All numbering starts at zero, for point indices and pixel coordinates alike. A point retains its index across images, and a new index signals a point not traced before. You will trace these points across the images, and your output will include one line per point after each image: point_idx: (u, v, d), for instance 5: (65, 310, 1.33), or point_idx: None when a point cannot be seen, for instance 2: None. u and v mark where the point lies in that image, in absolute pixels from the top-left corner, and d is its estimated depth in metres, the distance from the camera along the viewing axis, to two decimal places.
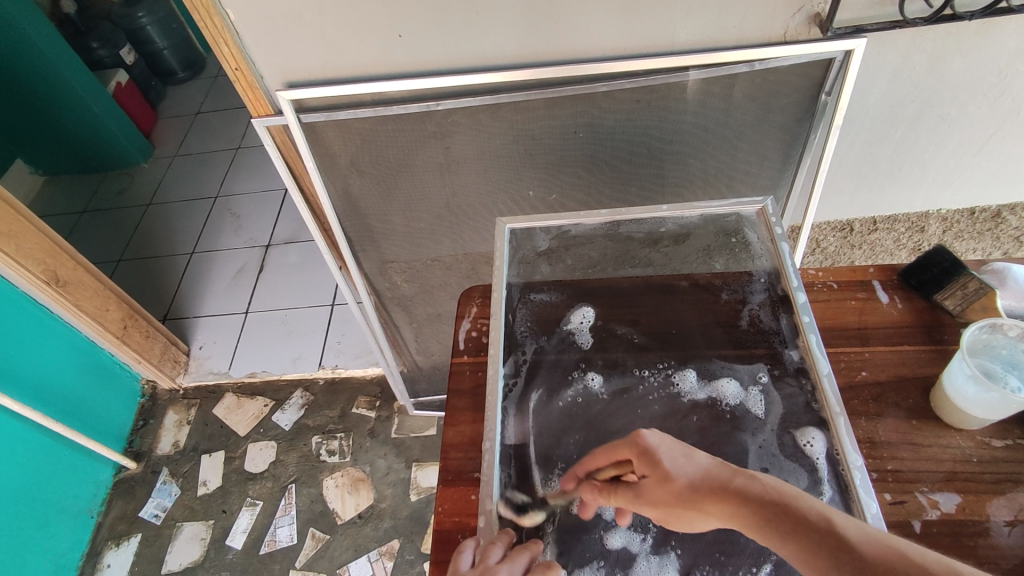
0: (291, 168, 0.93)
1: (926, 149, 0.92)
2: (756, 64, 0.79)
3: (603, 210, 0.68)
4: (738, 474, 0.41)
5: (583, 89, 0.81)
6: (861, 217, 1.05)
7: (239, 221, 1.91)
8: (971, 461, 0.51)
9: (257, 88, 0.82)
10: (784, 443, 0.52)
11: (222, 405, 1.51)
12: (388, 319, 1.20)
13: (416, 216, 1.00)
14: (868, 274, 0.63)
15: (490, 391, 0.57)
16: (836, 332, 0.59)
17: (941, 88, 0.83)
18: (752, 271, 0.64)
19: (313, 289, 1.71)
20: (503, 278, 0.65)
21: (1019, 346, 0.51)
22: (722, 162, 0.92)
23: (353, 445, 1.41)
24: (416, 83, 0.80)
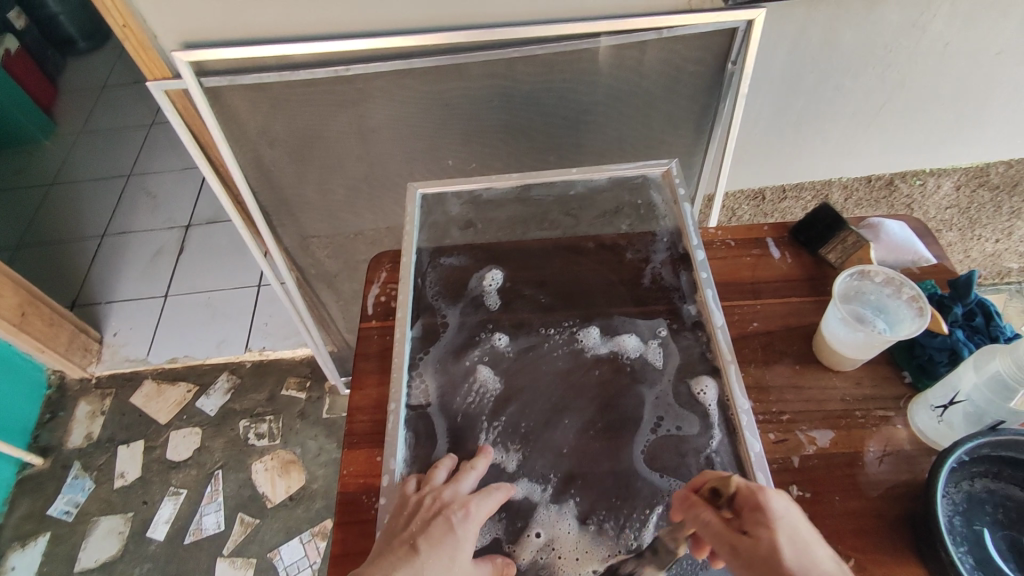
0: (196, 136, 0.88)
1: (825, 120, 0.97)
2: (665, 32, 0.80)
3: (513, 174, 0.69)
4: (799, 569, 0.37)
5: (497, 54, 0.80)
6: (771, 186, 1.10)
7: (155, 201, 1.80)
8: (846, 400, 0.55)
9: (150, 49, 0.77)
10: (678, 391, 0.54)
11: (141, 393, 1.44)
12: (313, 295, 1.17)
13: (334, 187, 0.98)
14: (762, 231, 0.67)
15: (396, 356, 0.58)
16: (731, 286, 0.62)
17: (837, 60, 0.87)
18: (655, 231, 0.66)
19: (238, 270, 1.64)
20: (412, 242, 0.65)
21: (885, 291, 0.56)
22: (637, 131, 0.94)
23: (282, 428, 1.37)
24: (321, 46, 0.77)
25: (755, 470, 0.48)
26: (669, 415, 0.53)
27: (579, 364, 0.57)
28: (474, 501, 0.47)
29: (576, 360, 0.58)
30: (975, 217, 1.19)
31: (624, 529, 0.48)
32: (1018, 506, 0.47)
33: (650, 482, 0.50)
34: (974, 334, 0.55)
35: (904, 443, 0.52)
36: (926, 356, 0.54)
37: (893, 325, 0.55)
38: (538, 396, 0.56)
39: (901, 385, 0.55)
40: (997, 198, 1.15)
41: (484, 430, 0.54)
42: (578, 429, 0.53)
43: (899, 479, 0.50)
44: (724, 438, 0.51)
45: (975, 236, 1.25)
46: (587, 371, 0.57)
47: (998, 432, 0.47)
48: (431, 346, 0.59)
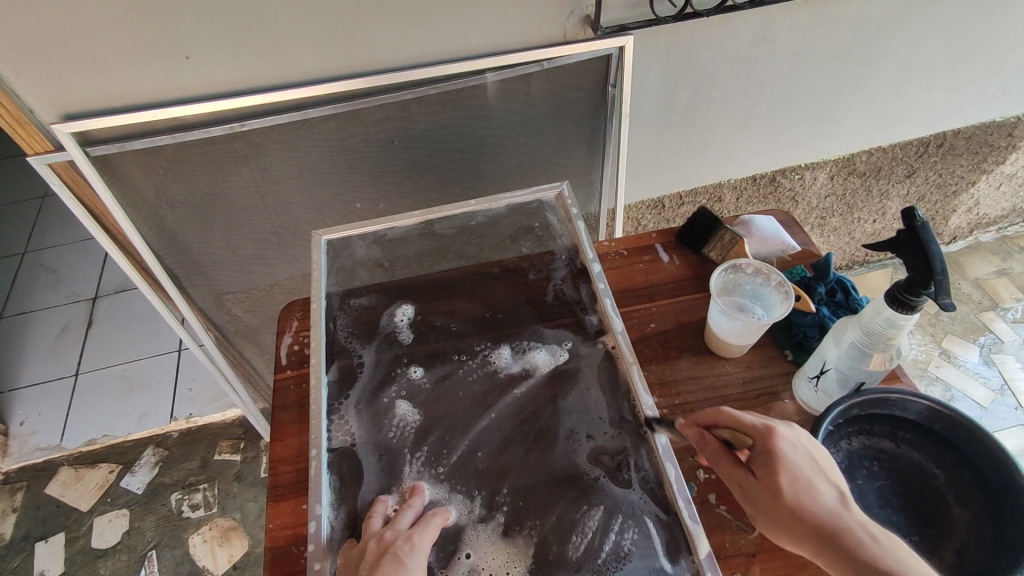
0: (88, 206, 0.86)
1: (705, 129, 1.06)
2: (545, 63, 0.86)
3: (415, 211, 0.71)
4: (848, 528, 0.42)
5: (389, 98, 0.84)
6: (667, 195, 1.18)
7: (56, 276, 1.71)
8: (739, 384, 0.60)
9: (27, 124, 0.75)
10: (588, 397, 0.58)
11: (57, 482, 1.34)
12: (235, 352, 1.15)
13: (244, 241, 0.97)
14: (651, 239, 0.72)
15: (314, 402, 0.58)
16: (627, 292, 0.67)
17: (704, 75, 0.96)
18: (554, 250, 0.70)
19: (155, 336, 1.58)
20: (319, 288, 0.65)
21: (758, 280, 0.62)
22: (534, 156, 0.99)
23: (218, 494, 1.31)
24: (211, 104, 0.78)
25: (663, 460, 0.52)
26: (581, 422, 0.56)
27: (493, 385, 0.60)
28: (415, 533, 0.48)
29: (491, 382, 0.60)
30: (851, 201, 1.33)
31: (549, 538, 0.50)
32: (889, 456, 0.54)
33: (573, 488, 0.52)
34: (838, 308, 0.62)
35: (792, 415, 0.57)
36: (802, 333, 0.61)
37: (768, 308, 0.61)
38: (456, 421, 0.57)
39: (784, 363, 0.61)
40: (866, 183, 1.29)
41: (408, 461, 0.55)
42: (497, 448, 0.55)
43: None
44: (633, 435, 0.55)
45: (854, 219, 1.38)
46: (502, 390, 0.59)
47: (861, 393, 0.53)
48: (348, 387, 0.60)
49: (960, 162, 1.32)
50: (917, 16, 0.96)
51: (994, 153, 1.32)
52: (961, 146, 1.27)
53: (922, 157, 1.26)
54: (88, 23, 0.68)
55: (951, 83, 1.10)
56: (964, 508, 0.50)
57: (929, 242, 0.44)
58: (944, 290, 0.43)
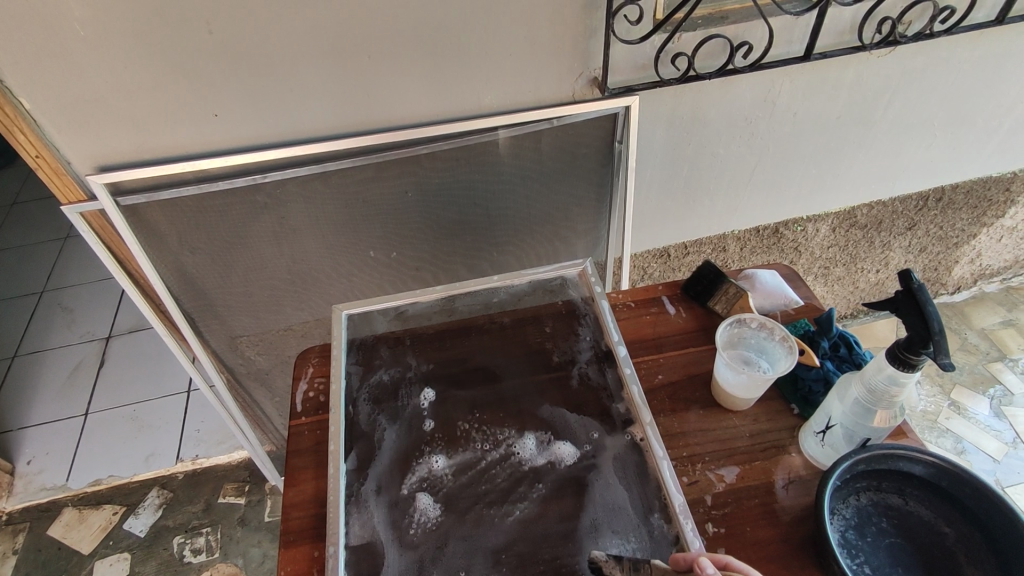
0: (113, 252, 0.89)
1: (709, 183, 1.10)
2: (555, 121, 0.91)
3: (436, 287, 0.72)
4: None
5: (406, 152, 0.88)
6: (673, 245, 1.21)
7: (73, 315, 1.74)
8: (747, 436, 0.61)
9: (63, 174, 0.79)
10: (618, 493, 0.54)
11: (59, 523, 1.34)
12: (245, 394, 1.16)
13: (260, 287, 1.00)
14: (658, 291, 0.74)
15: (329, 493, 0.55)
16: (635, 344, 0.69)
17: (707, 132, 1.00)
18: (579, 331, 0.68)
19: (165, 377, 1.59)
20: (339, 368, 0.65)
21: (762, 334, 0.64)
22: (543, 208, 1.02)
23: (221, 539, 1.30)
24: (237, 157, 0.82)
25: (680, 517, 0.52)
26: (611, 523, 0.53)
27: (517, 479, 0.57)
28: None
29: (515, 476, 0.57)
30: (854, 252, 1.35)
31: None
32: (898, 512, 0.54)
33: None
34: (842, 362, 0.64)
35: (800, 469, 0.58)
36: (807, 387, 0.62)
37: (773, 363, 0.63)
38: (478, 521, 0.54)
39: (790, 416, 0.62)
40: (868, 234, 1.32)
41: (429, 564, 0.51)
42: (524, 550, 0.52)
43: (800, 504, 0.55)
44: (668, 540, 0.51)
45: (858, 270, 1.40)
46: (528, 485, 0.56)
47: (867, 449, 0.54)
48: (365, 476, 0.57)
49: (960, 216, 1.34)
50: (911, 79, 1.00)
51: (993, 207, 1.35)
52: (960, 200, 1.30)
53: (922, 211, 1.29)
54: (128, 83, 0.73)
55: (947, 141, 1.14)
56: (977, 568, 0.50)
57: (926, 304, 0.46)
58: (942, 350, 0.45)
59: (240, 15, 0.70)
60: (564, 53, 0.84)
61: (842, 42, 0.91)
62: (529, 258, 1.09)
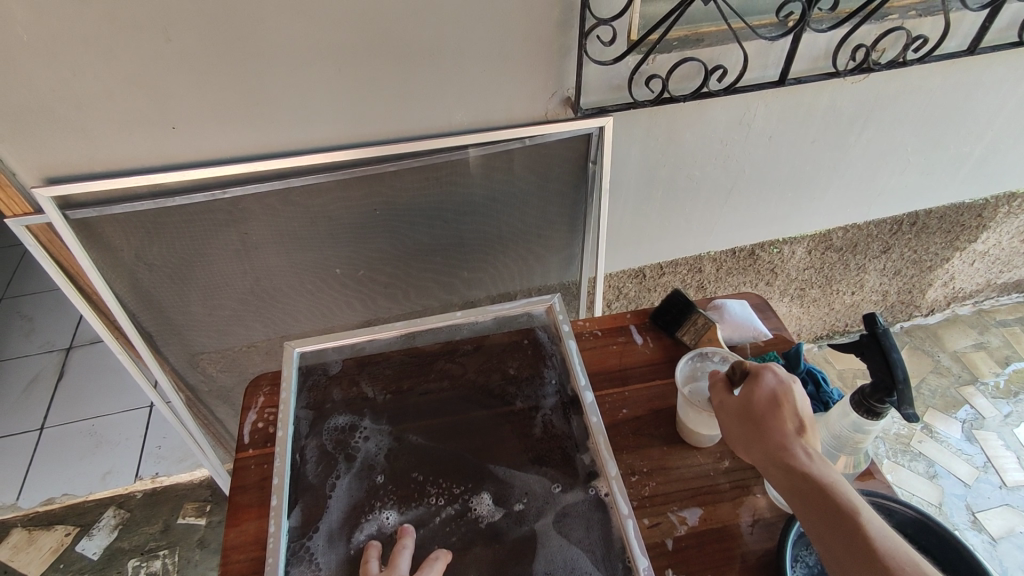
0: (63, 267, 0.85)
1: (684, 204, 1.09)
2: (527, 140, 0.89)
3: (396, 323, 0.68)
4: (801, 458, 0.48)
5: (373, 169, 0.86)
6: (649, 265, 1.19)
7: (31, 325, 1.68)
8: (710, 476, 0.59)
9: (8, 186, 0.76)
10: (578, 556, 0.52)
11: (7, 545, 1.28)
12: (205, 412, 1.12)
13: (219, 304, 0.96)
14: (626, 319, 0.72)
15: (270, 556, 0.52)
16: (600, 375, 0.67)
17: (683, 155, 0.99)
18: (544, 373, 0.66)
19: (126, 390, 1.54)
20: (288, 413, 0.61)
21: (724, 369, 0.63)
22: (516, 227, 1.00)
23: (179, 562, 1.25)
24: (195, 172, 0.79)
25: None
26: None
27: (472, 541, 0.53)
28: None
29: (471, 535, 0.54)
30: (829, 274, 1.35)
31: None
32: None
33: None
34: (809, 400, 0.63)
35: (765, 510, 0.56)
36: None
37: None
38: None
39: None
40: (843, 257, 1.32)
41: None
42: None
43: (762, 548, 0.54)
44: None
45: (833, 291, 1.40)
46: (483, 547, 0.53)
47: None
48: (311, 534, 0.54)
49: (933, 240, 1.35)
50: (886, 105, 1.01)
51: (966, 232, 1.36)
52: (934, 225, 1.31)
53: (896, 235, 1.30)
54: (79, 93, 0.70)
55: (921, 167, 1.15)
56: None
57: (892, 351, 0.47)
58: (906, 400, 0.46)
59: (198, 26, 0.68)
60: (537, 71, 0.83)
61: (817, 68, 0.91)
62: (502, 277, 1.07)
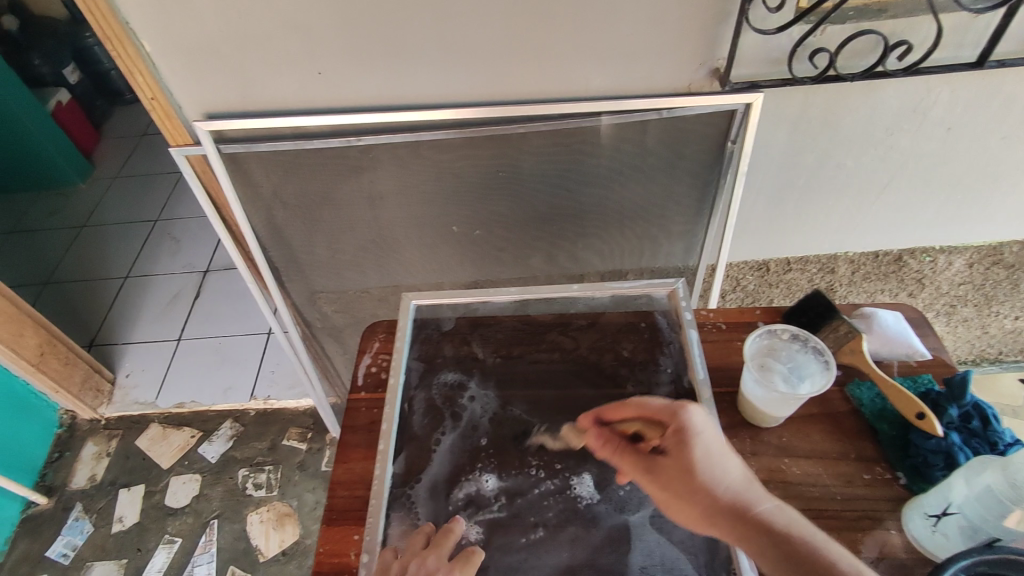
0: (212, 197, 0.93)
1: (828, 197, 0.98)
2: (664, 112, 0.83)
3: (512, 288, 0.68)
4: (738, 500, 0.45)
5: (502, 130, 0.84)
6: (775, 259, 1.10)
7: (178, 245, 1.87)
8: (837, 501, 0.53)
9: (174, 118, 0.82)
10: (677, 555, 0.51)
11: (146, 436, 1.46)
12: (317, 348, 1.19)
13: (341, 248, 1.00)
14: (754, 316, 0.66)
15: (374, 497, 0.54)
16: (720, 373, 0.62)
17: (837, 141, 0.89)
18: (660, 360, 0.63)
19: (251, 316, 1.68)
20: (400, 362, 0.62)
21: (794, 346, 0.60)
22: (638, 203, 0.96)
23: (281, 479, 1.37)
24: (334, 118, 0.81)
25: None
26: None
27: (569, 520, 0.53)
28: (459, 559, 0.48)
29: (570, 513, 0.53)
30: (990, 293, 1.18)
31: None
32: None
33: None
34: (971, 437, 0.55)
35: (895, 549, 0.51)
36: (920, 458, 0.54)
37: (810, 380, 0.58)
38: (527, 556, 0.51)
39: (894, 487, 0.54)
40: (1012, 276, 1.14)
41: None
42: None
43: None
44: None
45: (991, 313, 1.23)
46: (580, 528, 0.53)
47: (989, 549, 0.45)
48: (413, 483, 0.55)
49: None
50: None
51: None
52: None
53: None
54: (240, 34, 0.73)
55: None
56: None
57: None
58: None
59: None
60: (687, 38, 0.76)
61: None
62: (615, 253, 1.03)
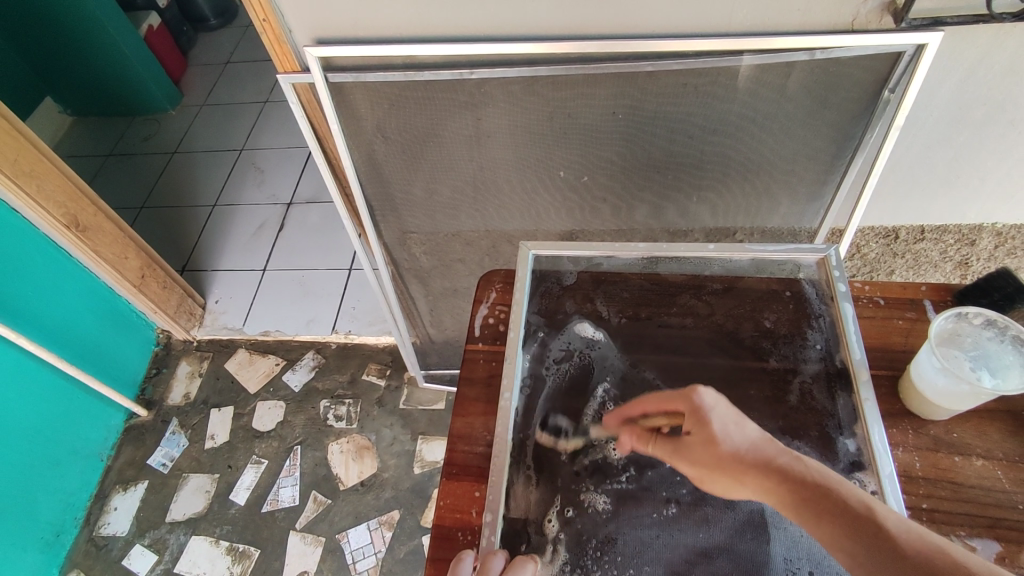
0: (315, 128, 0.90)
1: (989, 158, 0.86)
2: (818, 53, 0.73)
3: (641, 244, 0.64)
4: (778, 456, 0.44)
5: (628, 67, 0.76)
6: (908, 225, 0.98)
7: (263, 176, 1.89)
8: (1019, 511, 0.50)
9: (284, 42, 0.79)
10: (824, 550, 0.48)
11: (234, 360, 1.53)
12: (404, 289, 1.17)
13: (438, 188, 0.96)
14: (919, 292, 0.64)
15: (496, 456, 0.53)
16: (882, 354, 0.60)
17: (1018, 93, 0.77)
18: (808, 334, 0.58)
19: (332, 251, 1.69)
20: (521, 314, 0.60)
21: (975, 332, 0.57)
22: (766, 155, 0.86)
23: (360, 412, 1.41)
24: (449, 47, 0.76)
25: None
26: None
27: (703, 499, 0.51)
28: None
29: (703, 493, 0.51)
30: None
31: None
32: None
33: None
34: None
35: None
36: None
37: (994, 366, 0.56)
38: (658, 532, 0.50)
39: None
40: None
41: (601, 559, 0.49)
42: None
43: None
44: None
45: None
46: (714, 510, 0.50)
47: None
48: (532, 442, 0.55)
49: None
50: None
51: None
52: None
53: None
54: None
55: None
56: None
57: None
58: None
59: None
60: None
61: None
62: (730, 209, 0.94)
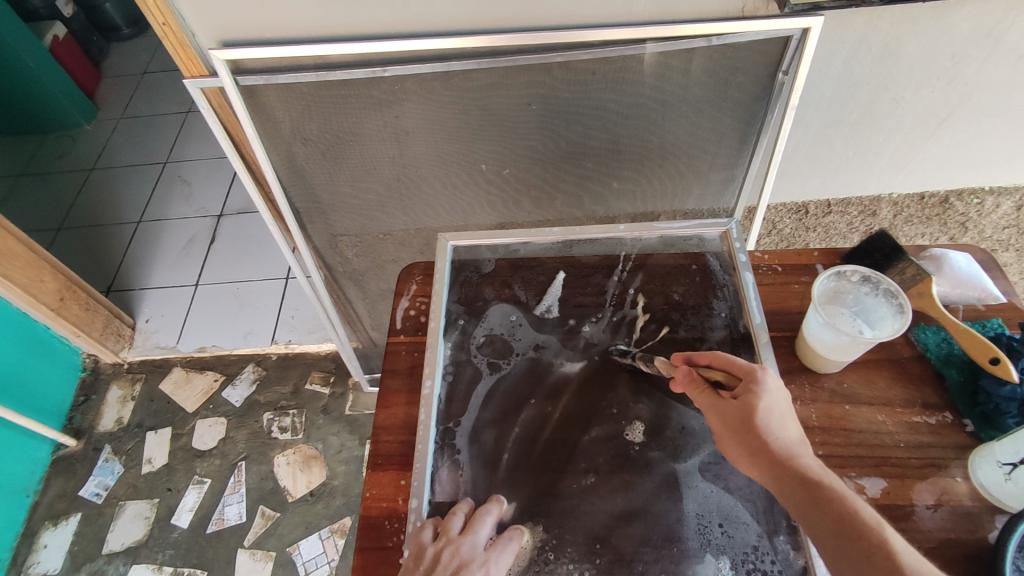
0: (230, 133, 0.88)
1: (880, 131, 0.93)
2: (714, 39, 0.77)
3: (555, 229, 0.69)
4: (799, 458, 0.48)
5: (538, 59, 0.78)
6: (816, 200, 1.06)
7: (189, 189, 1.83)
8: (902, 448, 0.58)
9: (187, 46, 0.77)
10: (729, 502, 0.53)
11: (169, 380, 1.47)
12: (339, 294, 1.15)
13: (365, 187, 0.96)
14: (812, 257, 0.71)
15: (420, 443, 0.56)
16: (780, 317, 0.66)
17: (896, 72, 0.83)
18: (713, 304, 0.64)
19: (267, 261, 1.65)
20: (440, 304, 0.65)
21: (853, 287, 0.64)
22: (678, 140, 0.90)
23: (305, 422, 1.38)
24: (359, 46, 0.76)
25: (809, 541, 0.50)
26: (729, 525, 0.52)
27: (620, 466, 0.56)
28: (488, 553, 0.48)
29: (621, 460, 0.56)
30: None
31: None
32: None
33: None
34: None
35: (960, 497, 0.55)
36: (994, 406, 0.57)
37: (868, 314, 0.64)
38: (582, 499, 0.54)
39: (962, 434, 0.58)
40: None
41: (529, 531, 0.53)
42: (624, 545, 0.52)
43: (945, 531, 0.53)
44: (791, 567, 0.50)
45: None
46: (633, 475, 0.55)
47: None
48: (457, 427, 0.59)
49: None
50: None
51: None
52: None
53: None
54: None
55: None
56: None
57: None
58: None
59: None
60: None
61: None
62: (650, 194, 0.98)
